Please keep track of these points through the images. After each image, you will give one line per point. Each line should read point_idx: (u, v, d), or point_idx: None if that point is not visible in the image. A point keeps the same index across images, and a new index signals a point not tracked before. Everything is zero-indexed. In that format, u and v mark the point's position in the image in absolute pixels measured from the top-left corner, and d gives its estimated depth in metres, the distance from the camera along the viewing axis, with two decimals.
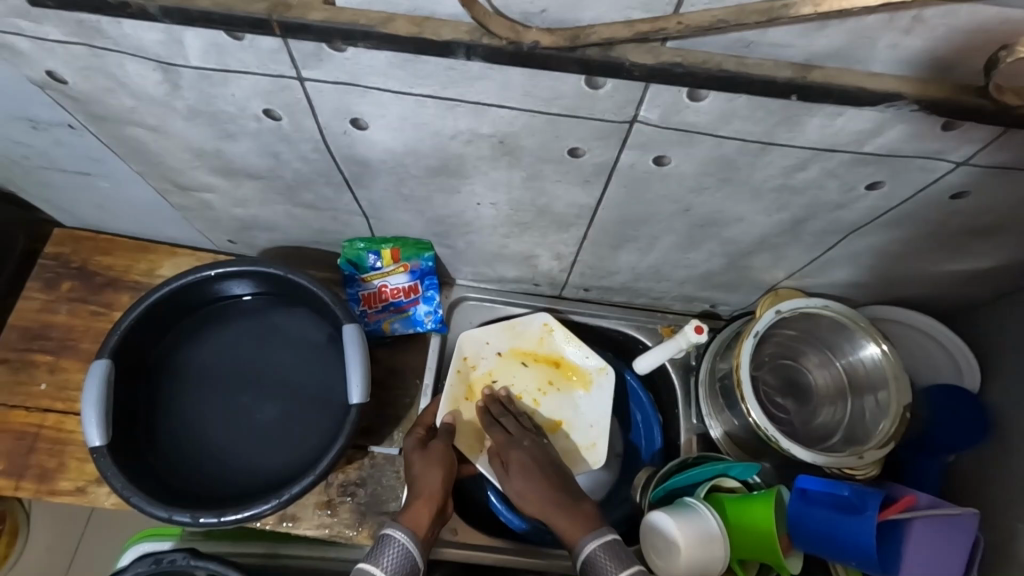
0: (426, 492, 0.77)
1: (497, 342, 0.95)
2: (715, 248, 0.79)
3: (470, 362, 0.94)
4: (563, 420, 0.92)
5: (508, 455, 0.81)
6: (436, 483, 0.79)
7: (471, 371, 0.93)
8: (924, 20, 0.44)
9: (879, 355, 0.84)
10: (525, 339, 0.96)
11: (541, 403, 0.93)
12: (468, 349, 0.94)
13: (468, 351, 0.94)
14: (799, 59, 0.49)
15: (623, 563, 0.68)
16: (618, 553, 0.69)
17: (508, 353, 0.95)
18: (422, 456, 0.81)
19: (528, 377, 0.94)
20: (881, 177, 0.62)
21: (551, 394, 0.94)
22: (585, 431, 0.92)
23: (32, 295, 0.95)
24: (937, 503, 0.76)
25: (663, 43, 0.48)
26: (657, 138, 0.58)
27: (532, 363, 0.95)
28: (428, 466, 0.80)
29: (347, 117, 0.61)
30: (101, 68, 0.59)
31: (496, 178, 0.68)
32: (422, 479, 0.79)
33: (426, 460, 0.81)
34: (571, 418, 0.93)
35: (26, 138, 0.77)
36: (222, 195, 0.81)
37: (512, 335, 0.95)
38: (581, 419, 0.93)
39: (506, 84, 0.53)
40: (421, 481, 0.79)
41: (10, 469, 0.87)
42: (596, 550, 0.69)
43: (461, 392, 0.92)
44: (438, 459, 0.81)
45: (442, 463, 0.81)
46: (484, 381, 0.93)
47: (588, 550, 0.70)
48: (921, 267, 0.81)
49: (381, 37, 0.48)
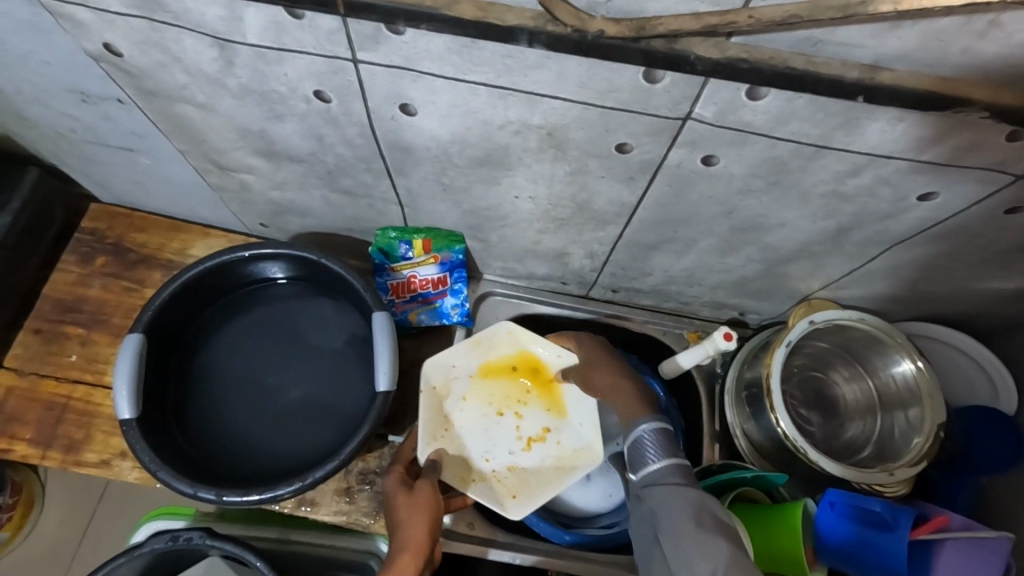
0: (415, 544, 0.70)
1: (465, 363, 0.89)
2: (754, 253, 0.79)
3: (440, 391, 0.87)
4: (551, 426, 0.88)
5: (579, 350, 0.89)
6: (423, 532, 0.71)
7: (444, 400, 0.87)
8: (1001, 25, 0.43)
9: (913, 372, 0.83)
10: (495, 352, 0.90)
11: (523, 415, 0.88)
12: (436, 376, 0.87)
13: (437, 378, 0.87)
14: (866, 60, 0.48)
15: (672, 452, 0.69)
16: (671, 444, 0.70)
17: (479, 373, 0.89)
18: (406, 500, 0.74)
19: (503, 392, 0.89)
20: (934, 188, 0.61)
21: (533, 402, 0.89)
22: (575, 431, 0.88)
23: (68, 268, 0.97)
24: (971, 525, 0.73)
25: (727, 37, 0.47)
26: (710, 137, 0.57)
27: (504, 375, 0.89)
28: (415, 515, 0.73)
29: (396, 102, 0.61)
30: (159, 43, 0.60)
31: (540, 171, 0.68)
32: (409, 527, 0.71)
33: (410, 505, 0.74)
34: (558, 422, 0.88)
35: (75, 111, 0.78)
36: (261, 176, 0.82)
37: (478, 351, 0.89)
38: (570, 420, 0.88)
39: (562, 75, 0.53)
40: (407, 530, 0.71)
41: (38, 438, 0.88)
42: (647, 436, 0.70)
43: (438, 422, 0.85)
44: (423, 504, 0.74)
45: (429, 505, 0.74)
46: (460, 409, 0.87)
47: (642, 429, 0.71)
48: (964, 284, 0.80)
49: (444, 20, 0.49)
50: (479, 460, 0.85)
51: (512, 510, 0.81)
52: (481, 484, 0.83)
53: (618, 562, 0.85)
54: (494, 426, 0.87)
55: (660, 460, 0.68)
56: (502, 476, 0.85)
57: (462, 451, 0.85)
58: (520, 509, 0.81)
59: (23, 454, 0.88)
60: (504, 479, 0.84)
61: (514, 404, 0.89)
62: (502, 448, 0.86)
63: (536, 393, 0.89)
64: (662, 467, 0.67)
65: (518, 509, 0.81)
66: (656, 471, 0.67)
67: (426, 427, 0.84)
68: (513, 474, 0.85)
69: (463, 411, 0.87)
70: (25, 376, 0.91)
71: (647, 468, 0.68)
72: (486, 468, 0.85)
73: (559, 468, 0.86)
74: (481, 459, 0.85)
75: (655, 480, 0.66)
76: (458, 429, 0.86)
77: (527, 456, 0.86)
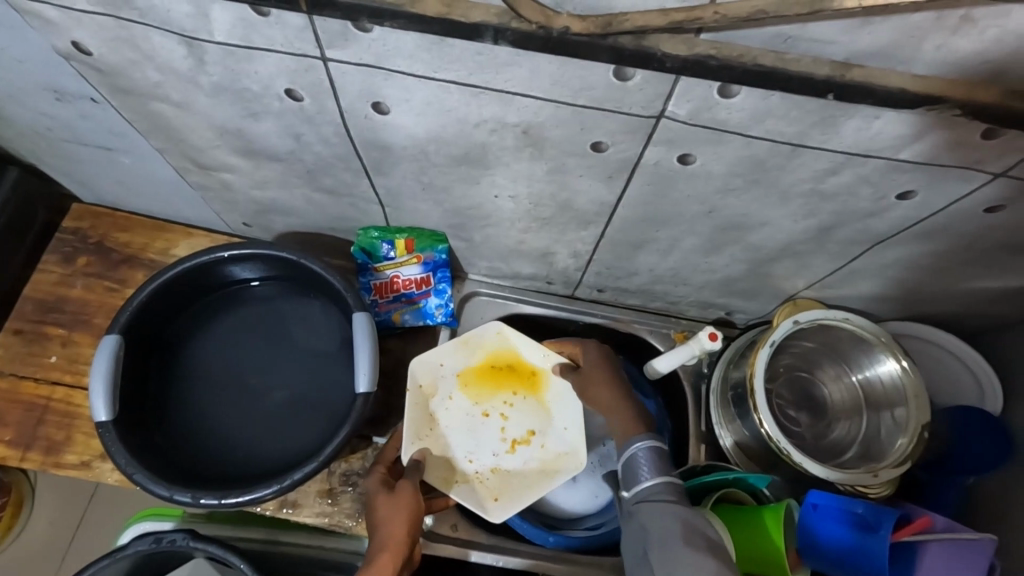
0: (393, 543, 0.69)
1: (452, 362, 0.89)
2: (737, 252, 0.78)
3: (426, 389, 0.87)
4: (535, 429, 0.87)
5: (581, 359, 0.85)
6: (402, 530, 0.71)
7: (429, 399, 0.86)
8: (973, 20, 0.42)
9: (900, 372, 0.82)
10: (483, 352, 0.90)
11: (509, 417, 0.87)
12: (423, 374, 0.87)
13: (423, 377, 0.87)
14: (839, 57, 0.47)
15: (667, 470, 0.67)
16: (666, 463, 0.68)
17: (467, 373, 0.89)
18: (386, 500, 0.73)
19: (489, 393, 0.88)
20: (914, 187, 0.60)
21: (519, 404, 0.88)
22: (560, 435, 0.87)
23: (49, 268, 0.96)
24: (954, 527, 0.73)
25: (697, 34, 0.47)
26: (686, 135, 0.57)
27: (492, 375, 0.89)
28: (394, 513, 0.72)
29: (370, 100, 0.60)
30: (129, 40, 0.59)
31: (518, 169, 0.67)
32: (388, 527, 0.71)
33: (390, 504, 0.73)
34: (543, 425, 0.87)
35: (51, 110, 0.77)
36: (241, 175, 0.81)
37: (466, 351, 0.89)
38: (555, 424, 0.87)
39: (534, 72, 0.52)
40: (387, 529, 0.71)
41: (18, 439, 0.88)
42: (641, 452, 0.69)
43: (423, 421, 0.85)
44: (404, 504, 0.73)
45: (410, 504, 0.74)
46: (445, 409, 0.86)
47: (636, 446, 0.69)
48: (949, 283, 0.79)
49: (409, 17, 0.48)
50: (462, 461, 0.84)
51: (494, 513, 0.81)
52: (463, 486, 0.83)
53: (602, 563, 0.84)
54: (478, 428, 0.86)
55: (654, 478, 0.66)
56: (485, 478, 0.84)
57: (446, 451, 0.84)
58: (502, 512, 0.81)
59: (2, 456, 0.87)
60: (486, 481, 0.83)
61: (500, 405, 0.88)
62: (486, 450, 0.85)
63: (522, 394, 0.89)
64: (655, 485, 0.65)
65: (499, 511, 0.81)
66: (649, 488, 0.65)
67: (410, 427, 0.84)
68: (496, 475, 0.84)
69: (448, 411, 0.86)
70: (5, 377, 0.91)
71: (639, 485, 0.66)
72: (469, 469, 0.84)
73: (541, 471, 0.85)
74: (464, 459, 0.84)
75: (648, 497, 0.64)
76: (442, 428, 0.85)
77: (511, 459, 0.85)
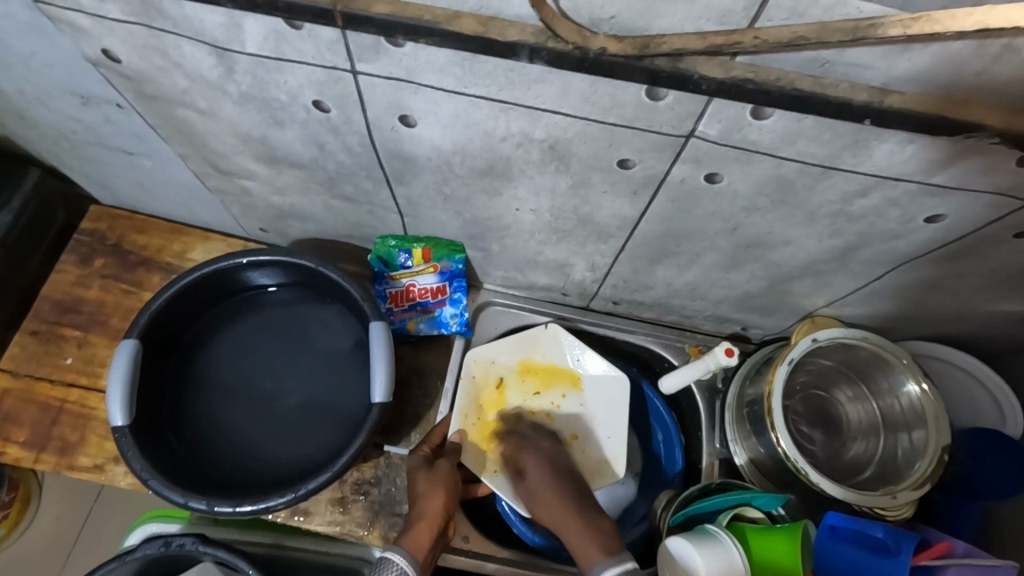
0: (430, 514, 0.72)
1: (507, 357, 0.92)
2: (757, 270, 0.77)
3: (480, 378, 0.90)
4: (580, 435, 0.89)
5: (523, 463, 0.80)
6: (440, 504, 0.74)
7: (481, 389, 0.90)
8: (1016, 49, 0.42)
9: (919, 395, 0.81)
10: (535, 351, 0.92)
11: (556, 418, 0.90)
12: (478, 366, 0.91)
13: (478, 368, 0.91)
14: (878, 82, 0.47)
15: None
16: None
17: (520, 368, 0.91)
18: (426, 475, 0.77)
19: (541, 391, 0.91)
20: (943, 211, 0.60)
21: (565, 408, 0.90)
22: (604, 442, 0.88)
23: (66, 268, 0.96)
24: (974, 553, 0.73)
25: (734, 57, 0.47)
26: (714, 154, 0.56)
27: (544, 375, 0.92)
28: (433, 488, 0.75)
29: (398, 113, 0.60)
30: (159, 49, 0.59)
31: (541, 183, 0.67)
32: (427, 500, 0.74)
33: (430, 479, 0.76)
34: (588, 431, 0.89)
35: (75, 115, 0.78)
36: (261, 182, 0.81)
37: (525, 349, 0.92)
38: (599, 430, 0.89)
39: (564, 89, 0.52)
40: (425, 501, 0.74)
41: (32, 440, 0.88)
42: None
43: (472, 408, 0.88)
44: (442, 480, 0.77)
45: (447, 481, 0.77)
46: (495, 400, 0.89)
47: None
48: (972, 306, 0.78)
49: (445, 34, 0.48)
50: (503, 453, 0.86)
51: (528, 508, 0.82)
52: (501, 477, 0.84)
53: None
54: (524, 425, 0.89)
55: None
56: None
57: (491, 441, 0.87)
58: None
59: (17, 457, 0.87)
60: None
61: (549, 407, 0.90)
62: None
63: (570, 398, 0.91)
64: None
65: None
66: None
67: (459, 412, 0.87)
68: None
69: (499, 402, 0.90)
70: (20, 377, 0.91)
71: None
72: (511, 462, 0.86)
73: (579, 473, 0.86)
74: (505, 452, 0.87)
75: None
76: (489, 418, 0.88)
77: None
